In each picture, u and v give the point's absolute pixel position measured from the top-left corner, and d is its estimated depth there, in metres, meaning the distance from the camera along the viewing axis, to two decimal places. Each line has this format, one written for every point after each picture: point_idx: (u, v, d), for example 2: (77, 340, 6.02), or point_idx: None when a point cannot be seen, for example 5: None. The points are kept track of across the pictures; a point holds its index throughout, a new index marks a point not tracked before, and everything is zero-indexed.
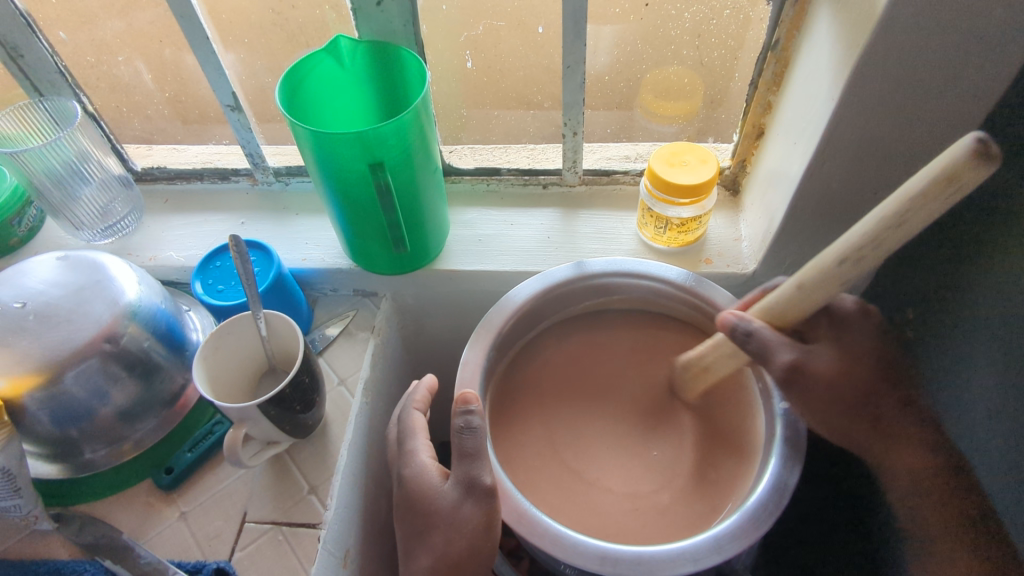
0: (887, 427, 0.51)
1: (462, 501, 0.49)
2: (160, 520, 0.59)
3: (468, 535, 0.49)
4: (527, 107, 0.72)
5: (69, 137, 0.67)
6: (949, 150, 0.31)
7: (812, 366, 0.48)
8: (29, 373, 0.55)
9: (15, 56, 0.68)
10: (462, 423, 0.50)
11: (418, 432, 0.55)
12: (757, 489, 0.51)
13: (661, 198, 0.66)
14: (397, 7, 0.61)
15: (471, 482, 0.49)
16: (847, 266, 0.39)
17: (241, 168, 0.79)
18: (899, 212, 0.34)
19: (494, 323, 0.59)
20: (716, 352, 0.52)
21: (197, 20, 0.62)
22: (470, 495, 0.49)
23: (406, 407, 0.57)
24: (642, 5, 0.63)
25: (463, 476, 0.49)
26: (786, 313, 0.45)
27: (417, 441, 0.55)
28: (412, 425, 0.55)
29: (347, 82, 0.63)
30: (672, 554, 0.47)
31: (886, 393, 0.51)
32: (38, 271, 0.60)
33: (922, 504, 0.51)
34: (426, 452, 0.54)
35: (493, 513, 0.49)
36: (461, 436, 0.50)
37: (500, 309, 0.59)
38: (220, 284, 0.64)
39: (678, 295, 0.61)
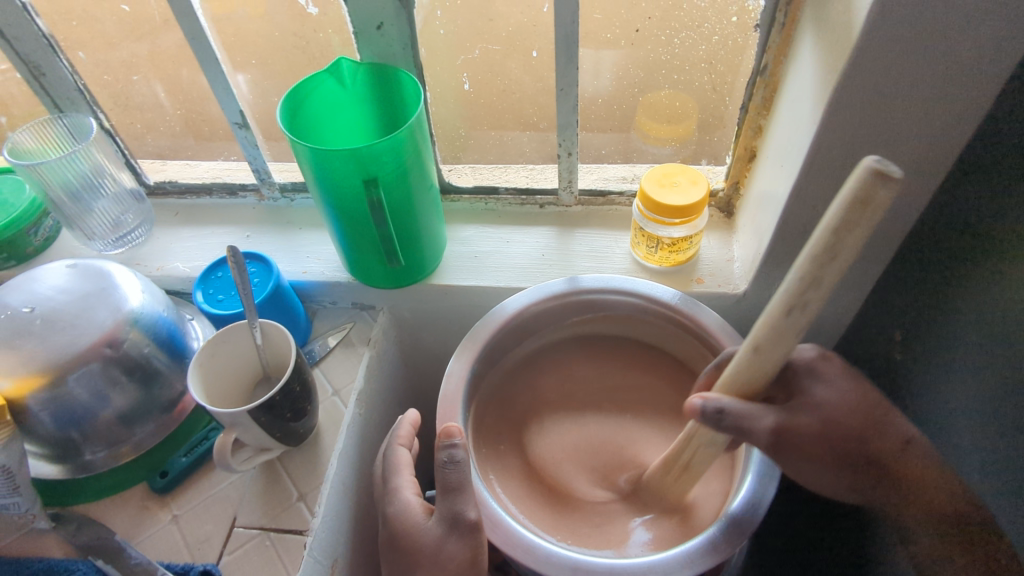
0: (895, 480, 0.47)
1: (447, 536, 0.49)
2: (152, 523, 0.61)
3: (451, 572, 0.48)
4: (524, 128, 0.74)
5: (85, 152, 0.71)
6: (851, 177, 0.31)
7: (794, 430, 0.47)
8: (32, 373, 0.57)
9: (38, 74, 0.71)
10: (446, 457, 0.50)
11: (402, 469, 0.56)
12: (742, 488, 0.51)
13: (652, 218, 0.68)
14: (397, 31, 0.63)
15: (454, 518, 0.49)
16: (796, 315, 0.38)
17: (248, 183, 0.82)
18: (825, 249, 0.34)
19: (480, 337, 0.59)
20: (694, 447, 0.49)
21: (207, 41, 0.65)
22: (453, 532, 0.49)
23: (391, 443, 0.58)
24: (633, 31, 0.64)
25: (447, 511, 0.49)
26: (755, 380, 0.44)
27: (401, 478, 0.55)
28: (398, 462, 0.56)
29: (348, 101, 0.65)
30: (643, 567, 0.47)
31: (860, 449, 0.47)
32: (48, 278, 0.63)
33: (939, 551, 0.47)
34: (410, 490, 0.54)
35: (478, 549, 0.49)
36: (445, 470, 0.49)
37: (488, 322, 0.59)
38: (220, 294, 0.66)
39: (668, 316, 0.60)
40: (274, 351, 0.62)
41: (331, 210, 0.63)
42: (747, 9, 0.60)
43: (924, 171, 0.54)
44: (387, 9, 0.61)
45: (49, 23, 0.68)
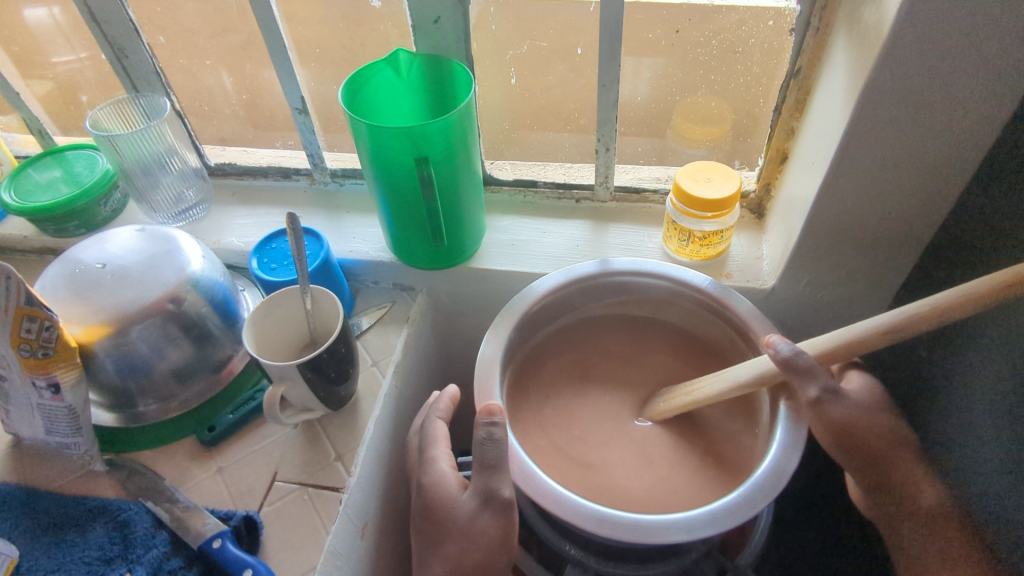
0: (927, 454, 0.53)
1: (479, 511, 0.50)
2: (199, 472, 0.64)
3: (482, 547, 0.50)
4: (566, 125, 0.77)
5: (157, 130, 0.76)
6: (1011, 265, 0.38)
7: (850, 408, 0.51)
8: (102, 322, 0.61)
9: (121, 57, 0.75)
10: (485, 434, 0.50)
11: (440, 442, 0.56)
12: (772, 450, 0.50)
13: (685, 211, 0.71)
14: (452, 25, 0.67)
15: (489, 494, 0.50)
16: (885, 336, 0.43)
17: (301, 168, 0.87)
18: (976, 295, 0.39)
19: (518, 308, 0.60)
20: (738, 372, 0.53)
21: (277, 30, 0.70)
22: (487, 506, 0.50)
23: (430, 415, 0.57)
24: (674, 31, 0.67)
25: (482, 488, 0.50)
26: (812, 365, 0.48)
27: (439, 450, 0.55)
28: (434, 434, 0.56)
29: (405, 91, 0.70)
30: (672, 523, 0.46)
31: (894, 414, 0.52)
32: (120, 241, 0.68)
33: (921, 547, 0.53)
34: (446, 461, 0.54)
35: (508, 528, 0.50)
36: (484, 446, 0.50)
37: (518, 302, 0.60)
38: (274, 263, 0.70)
39: (701, 300, 0.60)
40: (322, 314, 0.66)
41: (384, 188, 0.68)
42: (784, 13, 0.63)
43: (953, 169, 0.56)
44: (445, 3, 0.65)
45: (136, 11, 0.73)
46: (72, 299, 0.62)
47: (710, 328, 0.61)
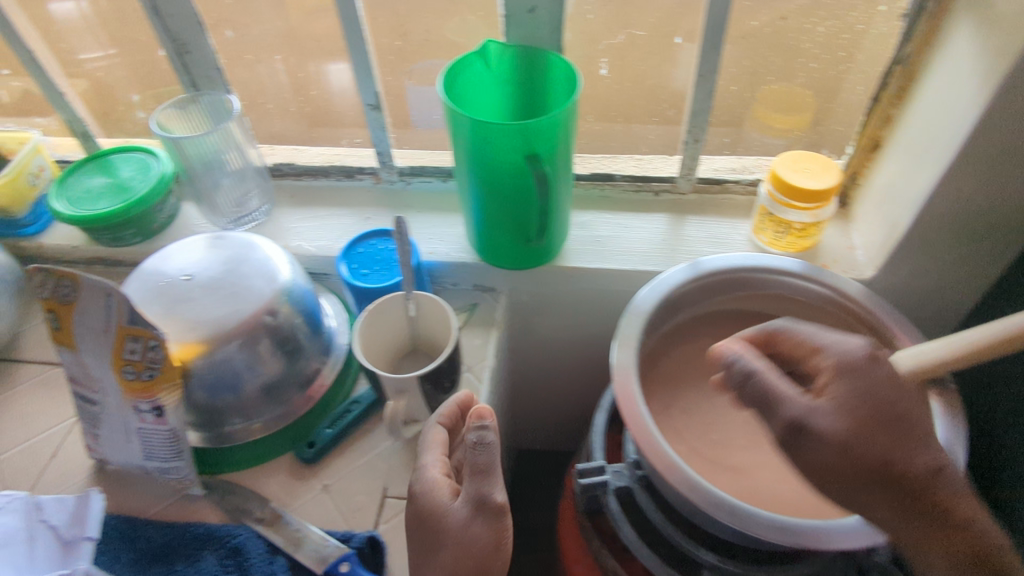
0: (959, 520, 0.42)
1: (472, 517, 0.50)
2: (304, 490, 0.61)
3: (479, 553, 0.49)
4: (654, 117, 0.75)
5: (224, 131, 0.72)
6: None
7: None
8: (199, 338, 0.57)
9: (183, 52, 0.71)
10: (477, 437, 0.51)
11: (433, 447, 0.55)
12: (932, 445, 0.49)
13: (784, 202, 0.70)
14: (548, 14, 0.64)
15: (482, 499, 0.50)
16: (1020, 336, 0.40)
17: (366, 166, 0.83)
18: None
19: (634, 325, 0.57)
20: None
21: (359, 22, 0.66)
22: (480, 512, 0.50)
23: (431, 420, 0.57)
24: (780, 19, 0.65)
25: (475, 493, 0.50)
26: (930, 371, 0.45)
27: (429, 456, 0.55)
28: (431, 439, 0.56)
29: (496, 85, 0.67)
30: (850, 528, 0.45)
31: (916, 451, 0.42)
32: (198, 252, 0.64)
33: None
34: (436, 468, 0.54)
35: (502, 533, 0.49)
36: (475, 451, 0.51)
37: (631, 316, 0.57)
38: (365, 268, 0.67)
39: (802, 286, 0.60)
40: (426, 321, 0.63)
41: (480, 187, 0.65)
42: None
43: None
44: None
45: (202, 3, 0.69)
46: (163, 315, 0.58)
47: (813, 314, 0.61)
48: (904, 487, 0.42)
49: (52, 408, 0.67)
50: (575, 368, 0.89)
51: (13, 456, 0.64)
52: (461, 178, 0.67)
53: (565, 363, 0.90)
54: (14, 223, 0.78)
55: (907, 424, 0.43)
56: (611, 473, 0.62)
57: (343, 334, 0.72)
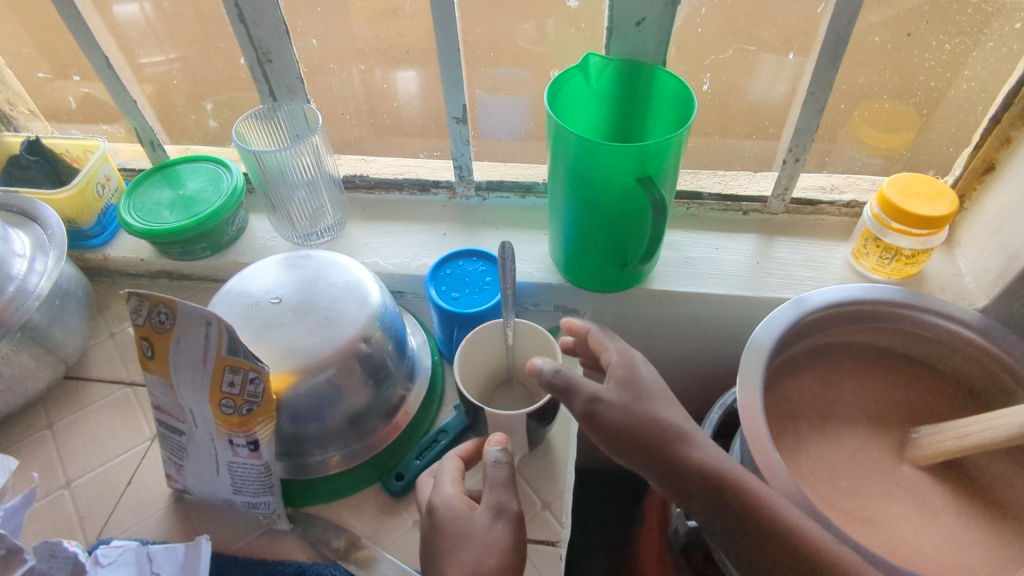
0: (797, 550, 0.43)
1: (494, 523, 0.48)
2: (395, 527, 0.58)
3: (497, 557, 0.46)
4: (754, 133, 0.74)
5: (309, 144, 0.69)
6: None
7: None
8: (292, 368, 0.54)
9: (264, 61, 0.68)
10: (495, 456, 0.50)
11: (448, 471, 0.53)
12: None
13: (895, 229, 0.66)
14: (657, 28, 0.60)
15: (502, 506, 0.49)
16: None
17: (442, 180, 0.80)
18: None
19: (751, 369, 0.53)
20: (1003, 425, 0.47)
21: (456, 32, 0.63)
22: (500, 518, 0.48)
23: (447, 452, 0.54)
24: (903, 35, 0.62)
25: (495, 500, 0.49)
26: None
27: (446, 477, 0.52)
28: (445, 464, 0.53)
29: (595, 100, 0.64)
30: None
31: (723, 470, 0.46)
32: (281, 272, 0.60)
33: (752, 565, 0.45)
34: (453, 485, 0.51)
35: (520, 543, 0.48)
36: (494, 468, 0.50)
37: (749, 357, 0.54)
38: (454, 292, 0.63)
39: (914, 323, 0.56)
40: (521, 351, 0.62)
41: (580, 208, 0.62)
42: None
43: None
44: (655, 4, 0.59)
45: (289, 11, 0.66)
46: (256, 341, 0.55)
47: (929, 348, 0.58)
48: (724, 511, 0.45)
49: (125, 431, 0.64)
50: None
51: (88, 482, 0.61)
52: (557, 198, 0.64)
53: None
54: (81, 233, 0.75)
55: (676, 435, 0.47)
56: None
57: (425, 357, 0.69)
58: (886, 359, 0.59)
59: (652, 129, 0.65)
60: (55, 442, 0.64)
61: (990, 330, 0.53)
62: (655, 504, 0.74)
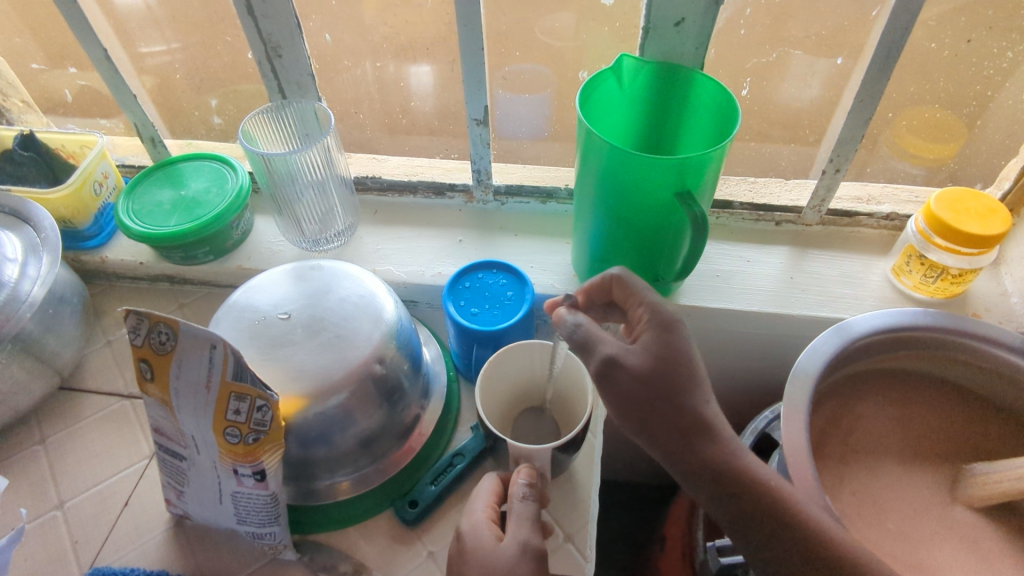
0: (829, 558, 0.40)
1: (521, 557, 0.44)
2: (408, 557, 0.55)
3: None
4: (791, 140, 0.70)
5: (320, 145, 0.65)
6: None
7: None
8: (302, 391, 0.51)
9: (273, 56, 0.64)
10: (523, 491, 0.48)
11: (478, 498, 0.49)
12: None
13: (944, 246, 0.61)
14: (698, 28, 0.56)
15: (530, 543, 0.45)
16: None
17: (458, 183, 0.75)
18: None
19: (796, 402, 0.49)
20: None
21: (481, 29, 0.59)
22: (527, 554, 0.44)
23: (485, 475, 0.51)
24: (963, 41, 0.57)
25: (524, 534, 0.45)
26: None
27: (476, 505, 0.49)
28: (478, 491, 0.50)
29: (627, 105, 0.60)
30: None
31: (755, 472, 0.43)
32: (290, 284, 0.56)
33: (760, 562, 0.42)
34: (482, 513, 0.48)
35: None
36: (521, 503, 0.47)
37: (794, 388, 0.50)
38: (474, 307, 0.60)
39: (967, 353, 0.53)
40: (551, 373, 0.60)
41: (611, 220, 0.58)
42: None
43: None
44: (696, 3, 0.54)
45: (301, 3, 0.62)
46: (262, 361, 0.51)
47: (982, 379, 0.54)
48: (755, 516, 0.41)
49: (122, 449, 0.61)
50: None
51: (82, 504, 0.57)
52: (585, 209, 0.60)
53: None
54: (77, 234, 0.71)
55: (705, 433, 0.43)
56: None
57: (441, 373, 0.65)
58: (933, 388, 0.56)
59: (686, 137, 0.61)
60: (47, 459, 0.60)
61: None
62: (677, 528, 0.71)
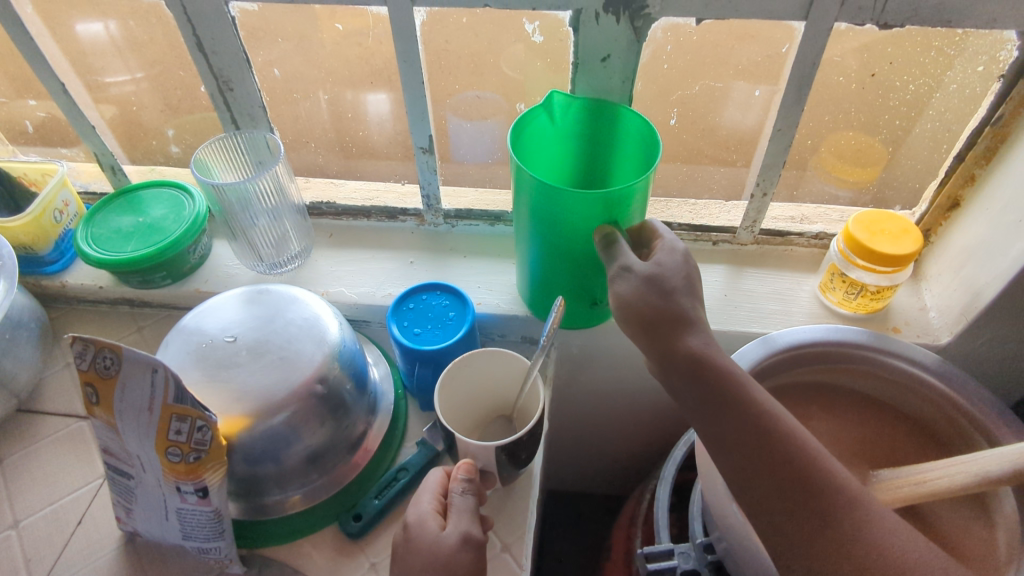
0: (839, 524, 0.40)
1: (461, 547, 0.48)
2: (351, 569, 0.57)
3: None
4: (720, 165, 0.73)
5: (270, 174, 0.68)
6: None
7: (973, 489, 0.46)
8: (246, 411, 0.53)
9: (225, 89, 0.67)
10: (461, 486, 0.51)
11: (429, 486, 0.52)
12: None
13: (861, 265, 0.65)
14: (622, 64, 0.60)
15: (469, 536, 0.49)
16: None
17: (410, 207, 0.79)
18: None
19: None
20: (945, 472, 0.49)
21: (419, 66, 0.62)
22: (467, 544, 0.48)
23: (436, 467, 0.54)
24: (868, 75, 0.61)
25: (465, 527, 0.49)
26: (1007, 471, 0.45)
27: (425, 495, 0.51)
28: (428, 479, 0.53)
29: (559, 138, 0.63)
30: None
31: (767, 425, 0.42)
32: (236, 308, 0.59)
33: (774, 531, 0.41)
34: (430, 502, 0.51)
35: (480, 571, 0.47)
36: (461, 498, 0.50)
37: None
38: (416, 327, 0.62)
39: (873, 366, 0.56)
40: (507, 381, 0.62)
41: (549, 247, 0.60)
42: (997, 60, 0.58)
43: None
44: (619, 41, 0.58)
45: (247, 41, 0.65)
46: (207, 383, 0.54)
47: (890, 390, 0.58)
48: (778, 477, 0.41)
49: (77, 468, 0.63)
50: (619, 421, 0.85)
51: (37, 522, 0.59)
52: (525, 238, 0.62)
53: (609, 417, 0.85)
54: (38, 260, 0.73)
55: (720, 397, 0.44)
56: (676, 556, 0.57)
57: (389, 391, 0.68)
58: (848, 400, 0.59)
59: (617, 168, 0.64)
60: (4, 480, 0.62)
61: (946, 371, 0.54)
62: (621, 536, 0.74)
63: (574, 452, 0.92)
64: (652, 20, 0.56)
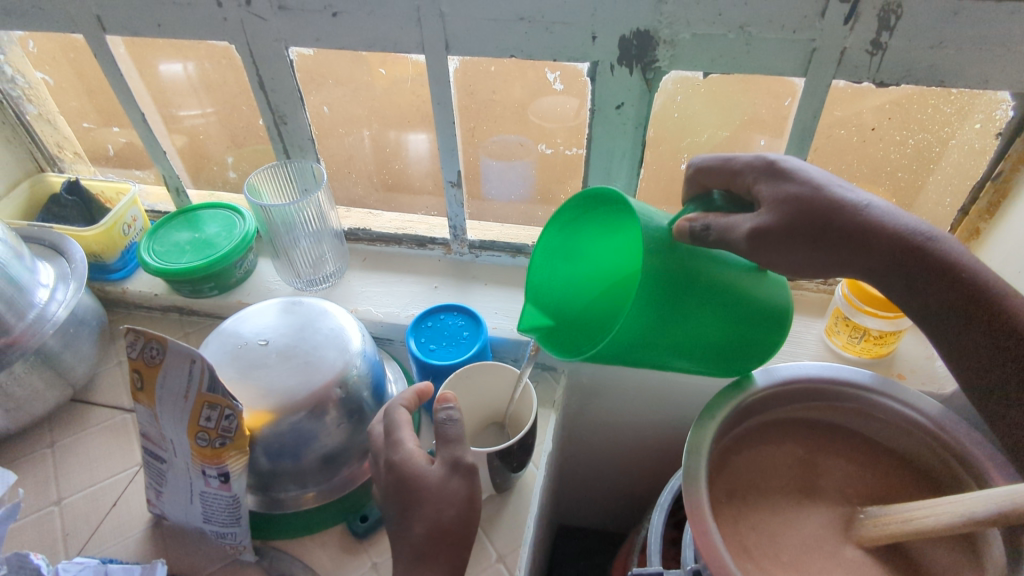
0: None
1: (450, 477, 0.49)
2: (354, 566, 0.61)
3: (457, 507, 0.48)
4: None
5: (313, 200, 0.75)
6: None
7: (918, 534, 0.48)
8: (270, 407, 0.58)
9: (280, 123, 0.75)
10: (444, 416, 0.51)
11: (405, 424, 0.53)
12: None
13: (863, 308, 0.67)
14: (635, 112, 0.65)
15: (458, 462, 0.50)
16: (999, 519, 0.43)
17: (438, 237, 0.85)
18: None
19: (703, 442, 0.54)
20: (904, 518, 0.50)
21: (450, 107, 0.69)
22: (456, 473, 0.50)
23: (395, 402, 0.55)
24: (869, 130, 0.65)
25: (451, 456, 0.50)
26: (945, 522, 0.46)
27: (405, 432, 0.53)
28: (400, 418, 0.54)
29: (581, 253, 0.60)
30: None
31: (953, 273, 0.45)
32: (270, 319, 0.65)
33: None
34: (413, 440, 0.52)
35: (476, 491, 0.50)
36: (444, 426, 0.51)
37: (703, 430, 0.55)
38: (432, 343, 0.67)
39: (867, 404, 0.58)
40: (500, 395, 0.67)
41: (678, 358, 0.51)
42: (995, 119, 0.60)
43: None
44: (632, 91, 0.63)
45: (302, 81, 0.73)
46: (239, 380, 0.59)
47: (884, 429, 0.59)
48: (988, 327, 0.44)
49: (118, 455, 0.69)
50: (629, 454, 0.87)
51: (77, 501, 0.65)
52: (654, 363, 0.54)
53: (619, 449, 0.87)
54: (104, 267, 0.82)
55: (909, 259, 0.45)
56: None
57: None
58: (843, 438, 0.61)
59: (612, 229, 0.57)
60: (54, 461, 0.68)
61: (940, 412, 0.55)
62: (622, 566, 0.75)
63: (586, 484, 0.94)
64: (662, 72, 0.61)
